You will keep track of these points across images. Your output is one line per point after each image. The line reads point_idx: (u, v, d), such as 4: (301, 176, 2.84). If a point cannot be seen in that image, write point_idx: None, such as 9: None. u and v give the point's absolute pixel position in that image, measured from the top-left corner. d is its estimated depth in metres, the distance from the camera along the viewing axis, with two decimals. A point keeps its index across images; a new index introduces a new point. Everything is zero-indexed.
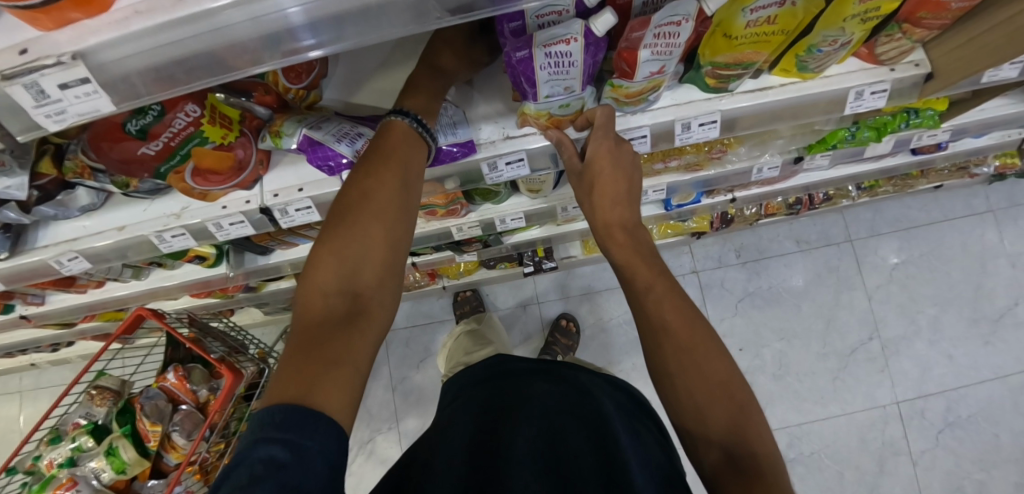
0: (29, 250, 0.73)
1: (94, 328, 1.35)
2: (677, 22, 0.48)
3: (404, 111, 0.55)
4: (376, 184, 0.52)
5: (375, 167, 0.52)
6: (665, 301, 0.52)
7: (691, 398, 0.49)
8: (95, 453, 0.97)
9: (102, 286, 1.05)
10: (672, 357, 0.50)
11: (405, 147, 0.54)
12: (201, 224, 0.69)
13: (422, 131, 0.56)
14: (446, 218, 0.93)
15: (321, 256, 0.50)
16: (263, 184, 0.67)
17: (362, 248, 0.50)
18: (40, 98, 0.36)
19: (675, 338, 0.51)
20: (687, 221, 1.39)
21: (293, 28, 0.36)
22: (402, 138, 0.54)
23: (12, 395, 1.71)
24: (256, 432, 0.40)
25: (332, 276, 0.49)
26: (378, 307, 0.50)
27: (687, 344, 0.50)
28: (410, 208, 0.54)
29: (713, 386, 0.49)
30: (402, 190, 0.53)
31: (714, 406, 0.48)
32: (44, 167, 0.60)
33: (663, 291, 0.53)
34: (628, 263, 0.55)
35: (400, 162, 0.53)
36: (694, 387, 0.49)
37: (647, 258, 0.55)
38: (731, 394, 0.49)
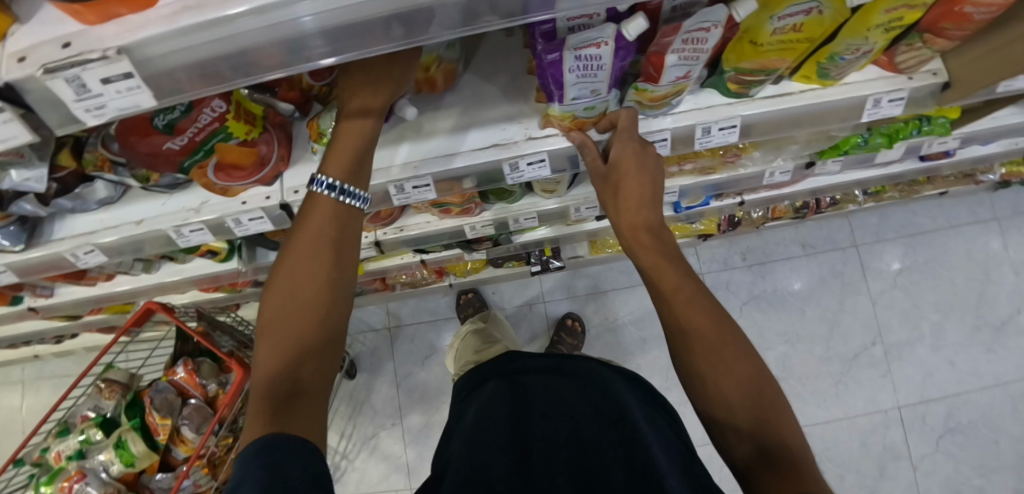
0: (44, 243, 0.73)
1: (100, 321, 1.34)
2: (708, 28, 0.48)
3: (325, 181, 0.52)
4: (295, 261, 0.51)
5: (296, 246, 0.51)
6: (688, 301, 0.53)
7: (721, 393, 0.50)
8: (104, 446, 0.98)
9: (111, 279, 1.05)
10: (701, 356, 0.51)
11: (328, 219, 0.52)
12: (219, 220, 0.69)
13: (351, 202, 0.53)
14: (460, 216, 0.93)
15: (266, 332, 0.49)
16: (283, 180, 0.67)
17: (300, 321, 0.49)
18: (81, 92, 0.36)
19: (702, 337, 0.51)
20: (695, 224, 1.39)
21: (341, 27, 0.36)
22: (331, 213, 0.52)
23: (14, 386, 1.70)
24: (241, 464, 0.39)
25: (271, 355, 0.48)
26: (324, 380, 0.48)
27: (716, 343, 0.51)
28: (341, 274, 0.52)
29: (743, 383, 0.49)
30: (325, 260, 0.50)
31: (743, 400, 0.49)
32: (63, 159, 0.61)
33: (689, 293, 0.54)
34: (654, 266, 0.56)
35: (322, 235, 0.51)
36: (723, 384, 0.50)
37: (673, 260, 0.56)
38: (761, 390, 0.49)
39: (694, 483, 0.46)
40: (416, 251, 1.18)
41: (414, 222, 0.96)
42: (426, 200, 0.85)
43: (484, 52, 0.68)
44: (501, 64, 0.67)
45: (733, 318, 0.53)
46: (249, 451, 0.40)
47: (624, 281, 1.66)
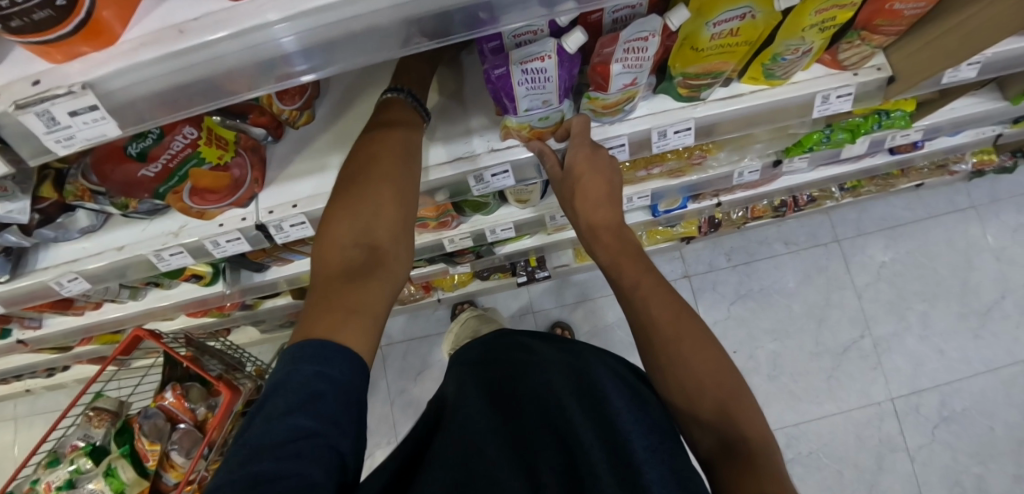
0: (30, 272, 0.75)
1: (91, 352, 1.36)
2: (645, 37, 0.52)
3: (400, 89, 0.59)
4: (379, 144, 0.55)
5: (376, 137, 0.55)
6: (649, 295, 0.55)
7: (681, 384, 0.52)
8: (93, 475, 0.99)
9: (98, 308, 1.07)
10: (663, 351, 0.53)
11: (404, 128, 0.57)
12: (198, 242, 0.71)
13: (418, 107, 0.60)
14: (438, 230, 0.95)
15: (337, 213, 0.52)
16: (258, 201, 0.69)
17: (374, 204, 0.52)
18: (51, 124, 0.38)
19: (664, 334, 0.53)
20: (676, 227, 1.41)
21: (296, 52, 0.37)
22: (401, 112, 0.58)
23: (7, 422, 1.70)
24: (290, 359, 0.43)
25: (345, 230, 0.51)
26: (392, 260, 0.52)
27: (676, 337, 0.53)
28: (415, 177, 0.56)
29: (706, 373, 0.51)
30: (411, 156, 0.56)
31: (703, 392, 0.50)
32: (45, 190, 0.63)
33: (652, 286, 0.55)
34: (616, 262, 0.58)
35: (403, 133, 0.56)
36: (683, 377, 0.51)
37: (634, 256, 0.58)
38: (720, 381, 0.51)
39: (670, 468, 0.47)
40: None
41: None
42: None
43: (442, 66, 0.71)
44: (462, 82, 0.70)
45: (689, 310, 0.55)
46: (303, 353, 0.43)
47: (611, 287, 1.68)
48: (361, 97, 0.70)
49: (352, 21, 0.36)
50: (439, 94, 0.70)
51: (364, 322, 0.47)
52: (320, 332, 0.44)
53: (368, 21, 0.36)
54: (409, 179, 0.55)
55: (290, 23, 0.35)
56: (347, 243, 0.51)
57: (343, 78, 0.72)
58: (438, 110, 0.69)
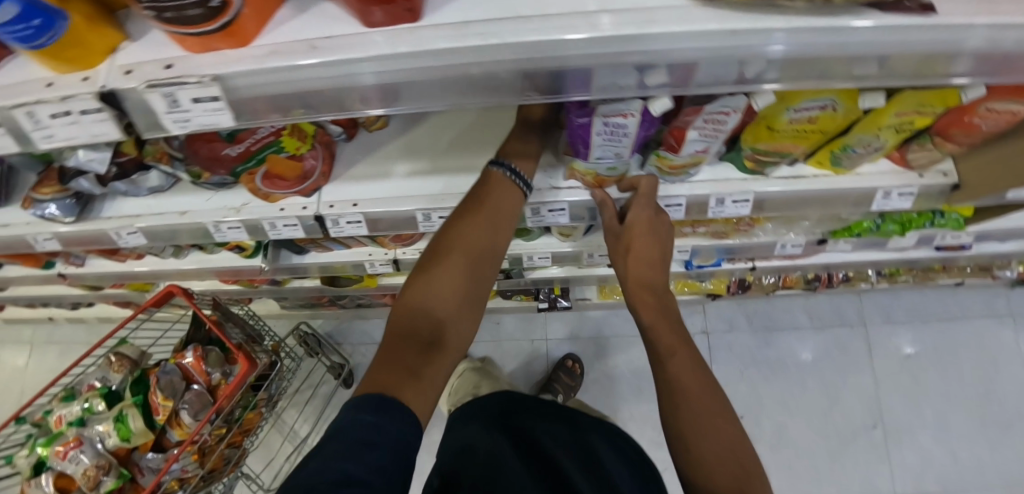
0: (95, 219, 0.79)
1: (119, 295, 1.41)
2: (727, 112, 0.53)
3: (501, 163, 0.62)
4: (468, 226, 0.59)
5: (468, 217, 0.60)
6: (678, 354, 0.56)
7: (701, 458, 0.51)
8: (104, 417, 1.02)
9: (140, 258, 1.11)
10: (686, 417, 0.53)
11: (489, 204, 0.61)
12: (256, 221, 0.73)
13: (517, 181, 0.62)
14: None
15: (419, 285, 0.58)
16: (321, 194, 0.71)
17: (452, 283, 0.58)
18: (172, 106, 0.40)
19: (688, 395, 0.54)
20: (704, 282, 1.38)
21: (412, 80, 0.39)
22: (499, 187, 0.61)
23: (24, 346, 1.77)
24: (350, 407, 0.45)
25: (422, 300, 0.57)
26: (457, 334, 0.56)
27: (702, 402, 0.54)
28: (492, 257, 0.61)
29: (725, 449, 0.51)
30: (491, 237, 0.60)
31: (722, 469, 0.50)
32: (126, 147, 0.68)
33: (682, 353, 0.57)
34: (654, 324, 0.58)
35: (491, 212, 0.61)
36: (704, 448, 0.52)
37: (672, 323, 0.59)
38: (739, 460, 0.51)
39: None
40: None
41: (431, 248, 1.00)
42: None
43: None
44: None
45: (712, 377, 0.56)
46: (363, 404, 0.45)
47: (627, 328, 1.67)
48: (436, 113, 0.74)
49: (473, 66, 0.38)
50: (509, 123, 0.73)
51: (422, 386, 0.49)
52: (380, 385, 0.47)
53: (487, 68, 0.38)
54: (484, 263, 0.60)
55: (422, 54, 0.37)
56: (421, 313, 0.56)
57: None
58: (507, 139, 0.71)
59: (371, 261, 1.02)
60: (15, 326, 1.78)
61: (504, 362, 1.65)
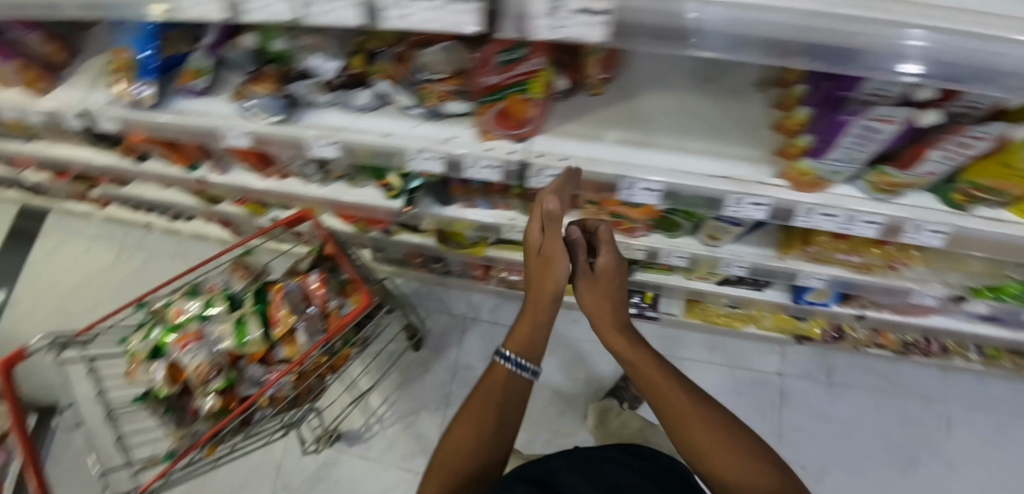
0: (291, 125, 0.81)
1: (229, 213, 1.49)
2: (983, 138, 0.53)
3: (499, 355, 0.86)
4: (479, 391, 0.86)
5: (472, 402, 0.85)
6: (681, 415, 0.75)
7: (686, 440, 0.74)
8: (223, 319, 1.05)
9: (282, 179, 1.15)
10: (668, 414, 0.77)
11: (509, 379, 0.85)
12: (461, 156, 0.76)
13: (510, 359, 0.84)
14: (622, 234, 1.01)
15: (440, 471, 0.81)
16: (530, 143, 0.75)
17: (479, 411, 0.83)
18: (552, 11, 0.43)
19: (671, 405, 0.77)
20: (801, 320, 1.36)
21: (789, 28, 0.41)
22: (498, 374, 0.86)
23: (120, 247, 1.88)
24: None
25: (457, 457, 0.80)
26: (486, 438, 0.81)
27: (682, 411, 0.75)
28: (499, 406, 0.83)
29: (703, 432, 0.73)
30: (490, 405, 0.83)
31: (698, 435, 0.73)
32: (354, 61, 0.74)
33: (664, 378, 0.80)
34: (638, 358, 0.81)
35: (495, 377, 0.85)
36: (682, 431, 0.75)
37: (657, 372, 0.81)
38: (715, 437, 0.73)
39: None
40: None
41: (576, 224, 1.03)
42: (606, 207, 0.94)
43: (727, 87, 0.78)
44: (741, 112, 0.77)
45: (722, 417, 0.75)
46: None
47: (702, 354, 1.60)
48: (649, 91, 0.78)
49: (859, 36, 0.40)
50: (718, 113, 0.77)
51: None
52: None
53: (870, 41, 0.40)
54: (498, 396, 0.84)
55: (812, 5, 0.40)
56: (455, 466, 0.80)
57: (638, 72, 0.80)
58: (714, 129, 0.76)
59: (510, 226, 1.04)
60: (117, 227, 1.89)
61: (568, 359, 1.65)
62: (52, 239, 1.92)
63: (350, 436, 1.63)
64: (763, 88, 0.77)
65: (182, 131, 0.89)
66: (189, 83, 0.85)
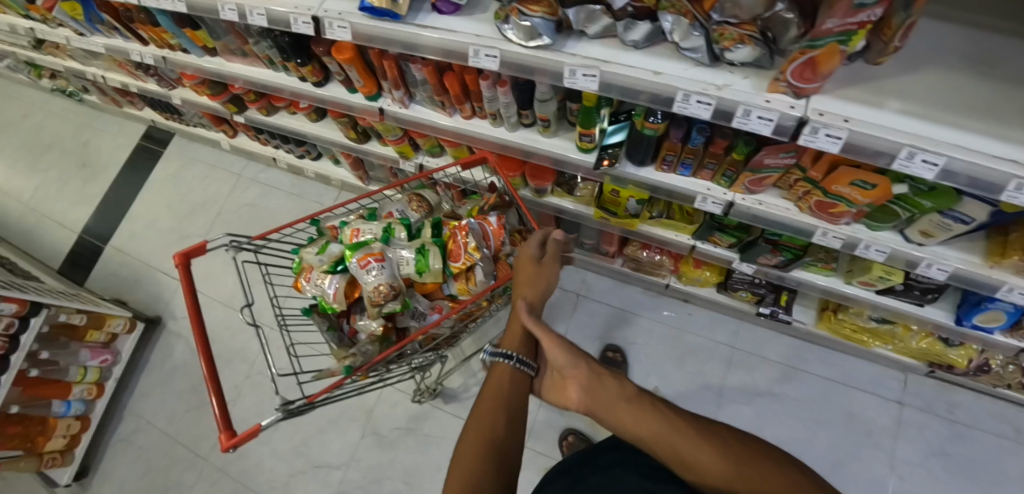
0: (551, 51, 0.81)
1: (376, 153, 1.47)
2: None
3: (504, 356, 0.76)
4: (488, 391, 0.74)
5: (482, 402, 0.73)
6: (657, 435, 0.67)
7: (699, 455, 0.63)
8: (406, 246, 1.03)
9: (468, 119, 1.16)
10: (671, 438, 0.66)
11: (512, 381, 0.75)
12: (733, 105, 0.75)
13: (520, 364, 0.76)
14: (825, 219, 0.99)
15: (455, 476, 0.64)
16: (809, 101, 0.74)
17: (490, 410, 0.70)
18: None
19: (666, 429, 0.67)
20: (951, 345, 1.30)
21: None
22: (506, 375, 0.76)
23: (243, 178, 1.93)
24: None
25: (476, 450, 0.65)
26: (498, 432, 0.67)
27: (680, 433, 0.66)
28: (513, 404, 0.72)
29: (719, 455, 0.63)
30: (505, 401, 0.72)
31: (711, 454, 0.63)
32: None
33: (651, 409, 0.69)
34: (629, 405, 0.70)
35: (507, 378, 0.75)
36: (693, 452, 0.64)
37: (643, 405, 0.70)
38: (736, 456, 0.63)
39: None
40: (708, 231, 1.23)
41: (775, 203, 1.02)
42: (822, 187, 0.93)
43: (1010, 76, 0.76)
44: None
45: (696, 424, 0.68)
46: None
47: (821, 369, 1.54)
48: (927, 71, 0.77)
49: None
50: (999, 97, 0.74)
51: None
52: None
53: None
54: (509, 400, 0.72)
55: None
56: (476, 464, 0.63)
57: (915, 51, 0.79)
58: (1003, 116, 0.72)
59: (706, 195, 1.04)
60: (242, 158, 1.95)
61: (677, 353, 1.59)
62: (180, 162, 2.02)
63: (447, 394, 1.63)
64: None
65: (419, 46, 0.89)
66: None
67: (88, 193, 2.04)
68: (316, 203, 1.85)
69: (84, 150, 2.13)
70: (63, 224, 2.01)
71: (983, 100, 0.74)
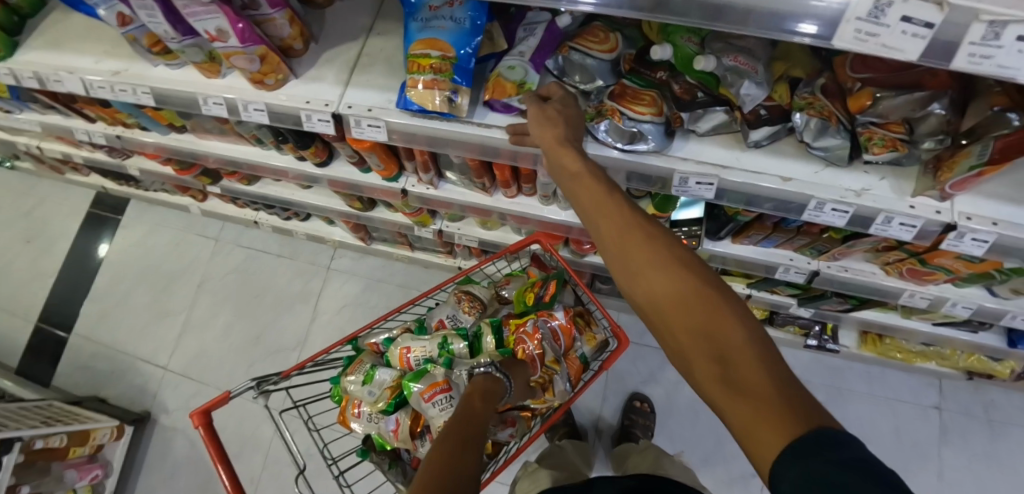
0: (655, 156, 0.67)
1: (388, 221, 1.30)
2: None
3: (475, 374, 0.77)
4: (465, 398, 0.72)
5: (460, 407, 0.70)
6: (610, 219, 0.50)
7: (650, 271, 0.47)
8: (470, 364, 0.88)
9: (512, 198, 1.01)
10: (617, 248, 0.49)
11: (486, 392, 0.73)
12: (873, 212, 0.65)
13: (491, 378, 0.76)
14: (914, 282, 0.93)
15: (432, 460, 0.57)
16: (952, 201, 0.66)
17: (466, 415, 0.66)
18: None
19: (614, 240, 0.50)
20: (997, 362, 1.30)
21: None
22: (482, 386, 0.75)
23: (220, 242, 1.70)
24: None
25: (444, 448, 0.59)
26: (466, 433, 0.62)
27: (628, 241, 0.49)
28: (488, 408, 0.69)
29: (662, 268, 0.46)
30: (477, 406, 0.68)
31: (660, 269, 0.46)
32: (777, 91, 0.64)
33: (611, 204, 0.51)
34: (590, 206, 0.53)
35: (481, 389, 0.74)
36: (637, 262, 0.48)
37: (610, 199, 0.52)
38: (683, 264, 0.46)
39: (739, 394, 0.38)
40: (769, 284, 1.15)
41: (860, 268, 0.95)
42: (923, 259, 0.86)
43: None
44: None
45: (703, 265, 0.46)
46: None
47: (862, 386, 1.53)
48: None
49: None
50: None
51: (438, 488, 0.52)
52: None
53: None
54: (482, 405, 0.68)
55: None
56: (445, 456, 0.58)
57: None
58: None
59: (789, 265, 0.95)
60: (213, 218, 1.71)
61: None
62: (141, 229, 1.76)
63: None
64: None
65: (477, 148, 0.73)
66: (514, 104, 0.68)
67: (33, 275, 1.75)
68: (310, 264, 1.65)
69: (19, 222, 1.82)
70: (10, 313, 1.72)
71: None
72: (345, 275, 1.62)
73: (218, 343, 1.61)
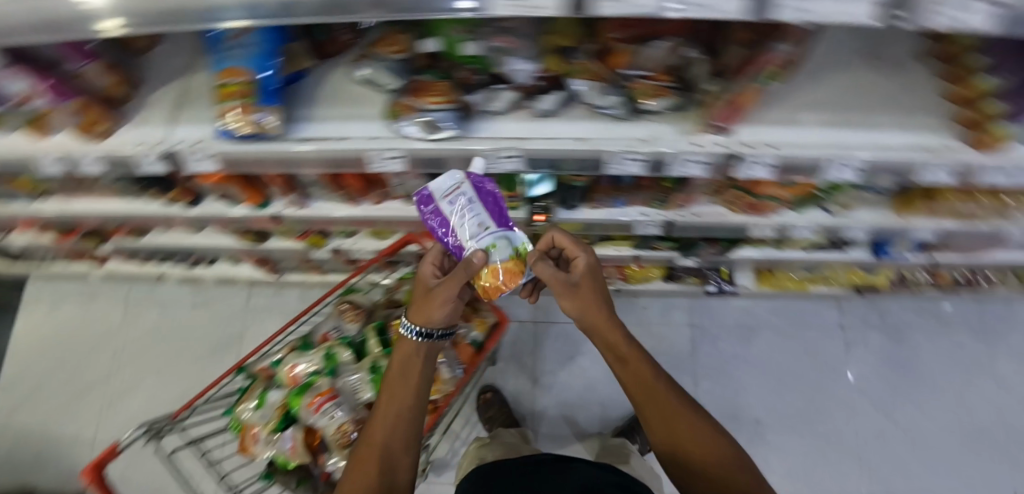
0: (461, 140, 0.73)
1: (282, 250, 1.31)
2: None
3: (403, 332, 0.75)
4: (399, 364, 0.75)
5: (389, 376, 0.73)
6: (591, 310, 0.71)
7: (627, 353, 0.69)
8: (356, 368, 0.92)
9: (377, 204, 1.05)
10: (605, 328, 0.71)
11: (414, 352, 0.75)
12: (664, 156, 0.73)
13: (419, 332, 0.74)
14: (754, 214, 1.01)
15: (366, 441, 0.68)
16: (734, 133, 0.73)
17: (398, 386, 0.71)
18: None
19: (599, 323, 0.71)
20: (873, 273, 1.41)
21: None
22: (408, 347, 0.75)
23: (131, 302, 1.67)
24: None
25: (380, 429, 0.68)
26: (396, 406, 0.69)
27: (610, 324, 0.71)
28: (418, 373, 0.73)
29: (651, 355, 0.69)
30: (406, 375, 0.73)
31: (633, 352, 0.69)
32: (551, 62, 0.69)
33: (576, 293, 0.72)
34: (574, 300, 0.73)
35: (409, 349, 0.75)
36: (619, 345, 0.70)
37: (587, 292, 0.72)
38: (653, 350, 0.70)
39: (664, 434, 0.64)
40: (646, 242, 1.23)
41: (707, 210, 1.03)
42: (750, 191, 0.94)
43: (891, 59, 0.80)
44: (911, 84, 0.78)
45: (718, 437, 0.64)
46: None
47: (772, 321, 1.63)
48: (824, 73, 0.78)
49: None
50: (889, 84, 0.78)
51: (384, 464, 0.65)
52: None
53: None
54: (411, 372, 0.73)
55: None
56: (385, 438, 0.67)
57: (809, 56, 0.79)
58: (895, 106, 0.76)
59: (643, 220, 1.03)
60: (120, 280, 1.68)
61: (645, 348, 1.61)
62: (45, 306, 1.70)
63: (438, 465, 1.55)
64: (921, 57, 0.80)
65: (303, 162, 0.77)
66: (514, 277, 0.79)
67: None
68: (227, 308, 1.64)
69: None
70: None
71: (876, 91, 0.77)
72: (265, 312, 1.62)
73: (144, 406, 1.58)
